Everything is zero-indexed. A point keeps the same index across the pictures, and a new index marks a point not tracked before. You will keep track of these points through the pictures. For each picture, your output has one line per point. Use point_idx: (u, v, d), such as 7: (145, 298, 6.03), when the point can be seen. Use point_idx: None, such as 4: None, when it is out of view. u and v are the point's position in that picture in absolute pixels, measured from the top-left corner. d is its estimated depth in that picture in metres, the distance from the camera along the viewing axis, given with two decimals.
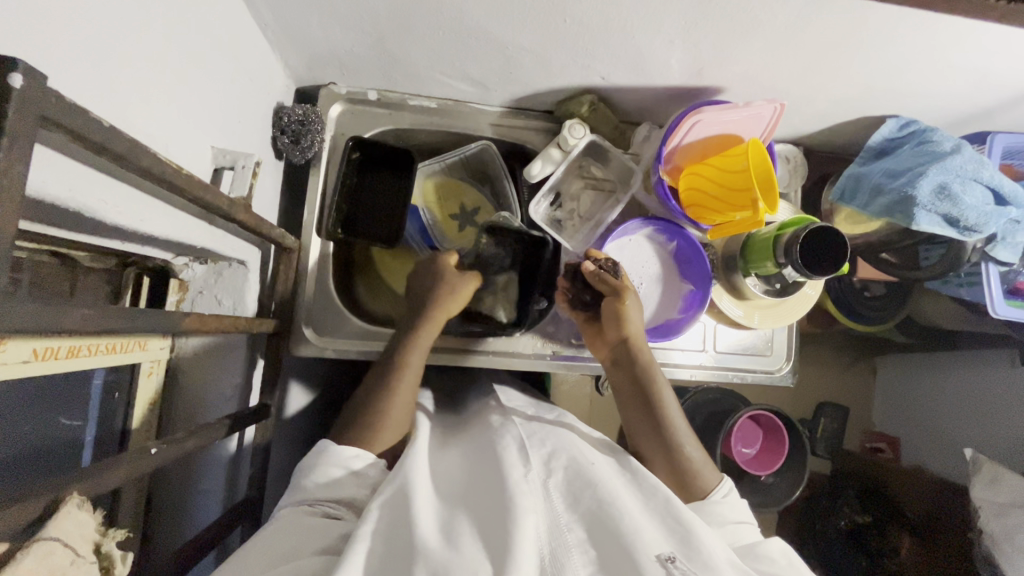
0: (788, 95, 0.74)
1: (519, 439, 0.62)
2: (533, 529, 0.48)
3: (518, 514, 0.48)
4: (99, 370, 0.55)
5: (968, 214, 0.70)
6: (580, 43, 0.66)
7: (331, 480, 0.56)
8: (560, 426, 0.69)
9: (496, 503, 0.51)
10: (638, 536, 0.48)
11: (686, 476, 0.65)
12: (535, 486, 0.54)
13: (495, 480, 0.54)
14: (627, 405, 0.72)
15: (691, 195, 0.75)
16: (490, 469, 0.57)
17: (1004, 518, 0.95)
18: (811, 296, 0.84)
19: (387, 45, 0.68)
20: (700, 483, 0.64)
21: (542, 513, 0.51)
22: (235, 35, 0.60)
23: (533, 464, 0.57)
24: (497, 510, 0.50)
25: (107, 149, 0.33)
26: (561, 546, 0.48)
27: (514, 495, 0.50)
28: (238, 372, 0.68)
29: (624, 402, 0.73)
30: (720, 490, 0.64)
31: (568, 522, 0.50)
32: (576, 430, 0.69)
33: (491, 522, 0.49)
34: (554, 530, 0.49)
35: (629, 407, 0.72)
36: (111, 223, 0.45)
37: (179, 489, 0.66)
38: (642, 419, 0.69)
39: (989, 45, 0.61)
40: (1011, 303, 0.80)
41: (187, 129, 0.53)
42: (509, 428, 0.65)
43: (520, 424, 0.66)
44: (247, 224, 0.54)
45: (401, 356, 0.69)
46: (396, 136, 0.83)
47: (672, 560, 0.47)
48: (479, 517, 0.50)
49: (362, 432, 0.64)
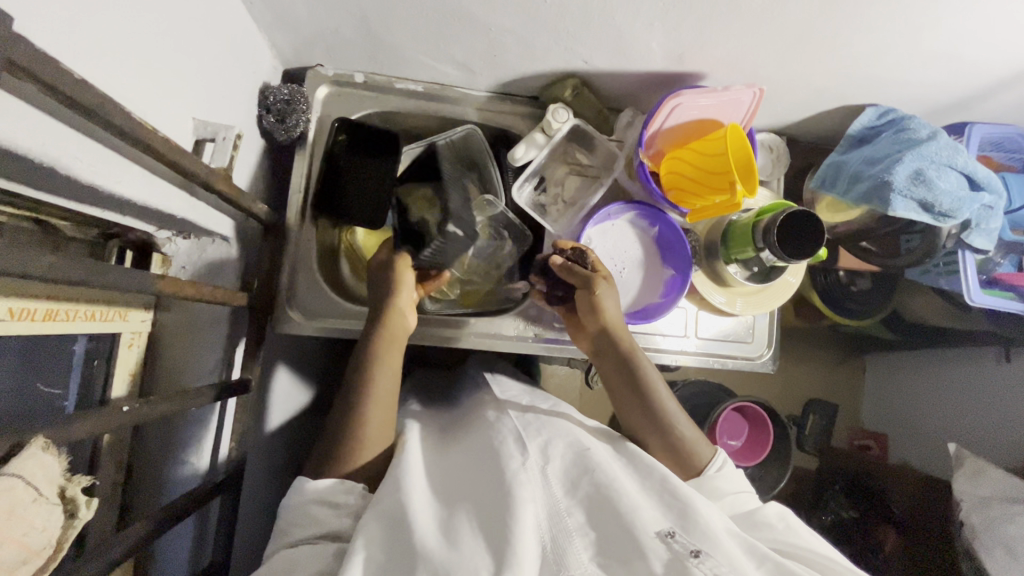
0: (768, 82, 0.75)
1: (515, 429, 0.62)
2: (532, 519, 0.49)
3: (515, 506, 0.49)
4: (80, 337, 0.56)
5: (942, 200, 0.72)
6: (562, 26, 0.66)
7: (308, 516, 0.55)
8: (558, 416, 0.69)
9: (495, 494, 0.52)
10: (637, 514, 0.50)
11: (681, 453, 0.65)
12: (533, 474, 0.54)
13: (492, 472, 0.55)
14: (616, 392, 0.71)
15: (672, 179, 0.76)
16: (488, 460, 0.58)
17: (985, 510, 0.95)
18: (793, 284, 0.85)
19: (372, 26, 0.68)
20: (695, 459, 0.65)
21: (540, 502, 0.52)
22: (220, 10, 0.60)
23: (531, 453, 0.57)
24: (496, 501, 0.51)
25: (77, 102, 0.34)
26: (561, 532, 0.49)
27: (512, 487, 0.51)
28: (218, 344, 0.68)
29: (612, 389, 0.72)
30: (714, 464, 0.64)
31: (567, 508, 0.52)
32: (573, 420, 0.69)
33: (492, 512, 0.50)
34: (554, 516, 0.51)
35: (616, 393, 0.71)
36: (88, 184, 0.46)
37: (159, 460, 0.66)
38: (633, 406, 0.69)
39: (962, 32, 0.62)
40: (988, 292, 0.81)
41: (169, 99, 0.53)
42: (504, 419, 0.65)
43: (515, 414, 0.66)
44: (227, 195, 0.55)
45: (368, 376, 0.65)
46: (383, 119, 0.84)
47: (672, 534, 0.49)
48: (480, 509, 0.51)
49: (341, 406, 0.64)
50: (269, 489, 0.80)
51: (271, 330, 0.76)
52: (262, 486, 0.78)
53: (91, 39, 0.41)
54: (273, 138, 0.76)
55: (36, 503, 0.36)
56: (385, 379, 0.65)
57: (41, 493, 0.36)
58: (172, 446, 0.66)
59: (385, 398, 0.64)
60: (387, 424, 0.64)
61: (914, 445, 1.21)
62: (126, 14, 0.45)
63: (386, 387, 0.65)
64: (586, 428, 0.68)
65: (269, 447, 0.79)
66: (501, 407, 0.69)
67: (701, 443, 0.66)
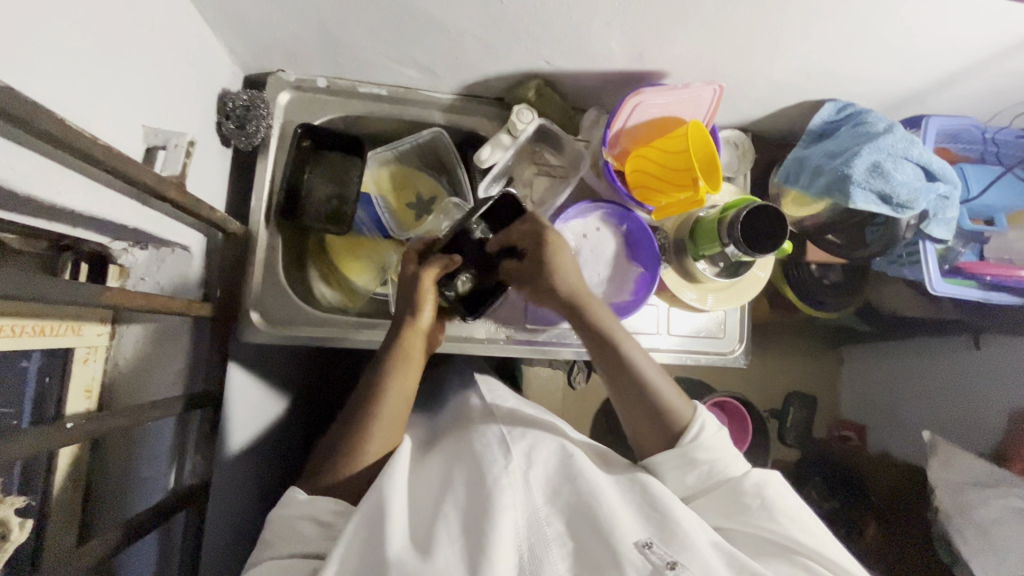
0: (729, 78, 0.75)
1: (498, 431, 0.61)
2: (509, 527, 0.49)
3: (493, 515, 0.48)
4: (32, 353, 0.55)
5: (899, 191, 0.73)
6: (522, 27, 0.66)
7: (294, 531, 0.51)
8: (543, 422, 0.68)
9: (473, 502, 0.51)
10: (616, 524, 0.50)
11: (666, 418, 0.63)
12: (515, 479, 0.54)
13: (472, 476, 0.54)
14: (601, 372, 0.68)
15: (637, 177, 0.76)
16: (470, 461, 0.57)
17: (957, 495, 0.96)
18: (762, 278, 0.86)
19: (331, 30, 0.68)
20: (680, 423, 0.63)
21: (520, 509, 0.51)
22: (171, 15, 0.59)
23: (514, 456, 0.57)
24: (473, 509, 0.50)
25: (4, 111, 0.33)
26: (539, 541, 0.49)
27: (491, 493, 0.51)
28: (178, 358, 0.66)
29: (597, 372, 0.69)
30: (696, 427, 0.62)
31: (546, 514, 0.51)
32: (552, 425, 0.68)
33: (469, 519, 0.49)
34: (533, 525, 0.50)
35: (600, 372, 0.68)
36: (26, 194, 0.44)
37: (118, 477, 0.64)
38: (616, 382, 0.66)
39: (912, 26, 0.63)
40: (950, 281, 0.83)
41: (117, 107, 0.52)
42: (489, 421, 0.64)
43: (501, 419, 0.65)
44: (180, 203, 0.53)
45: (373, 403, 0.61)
46: (347, 124, 0.83)
47: (649, 545, 0.49)
48: (461, 517, 0.50)
49: (348, 411, 0.63)
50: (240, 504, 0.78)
51: (237, 340, 0.75)
52: (235, 499, 0.76)
53: (27, 46, 0.40)
54: (234, 145, 0.75)
55: None
56: (397, 387, 0.63)
57: None
58: (133, 461, 0.65)
59: (394, 409, 0.62)
60: (393, 433, 0.62)
61: (892, 435, 1.22)
62: (65, 21, 0.44)
63: (394, 416, 0.62)
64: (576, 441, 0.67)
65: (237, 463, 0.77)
66: (486, 414, 0.68)
67: (679, 402, 0.64)
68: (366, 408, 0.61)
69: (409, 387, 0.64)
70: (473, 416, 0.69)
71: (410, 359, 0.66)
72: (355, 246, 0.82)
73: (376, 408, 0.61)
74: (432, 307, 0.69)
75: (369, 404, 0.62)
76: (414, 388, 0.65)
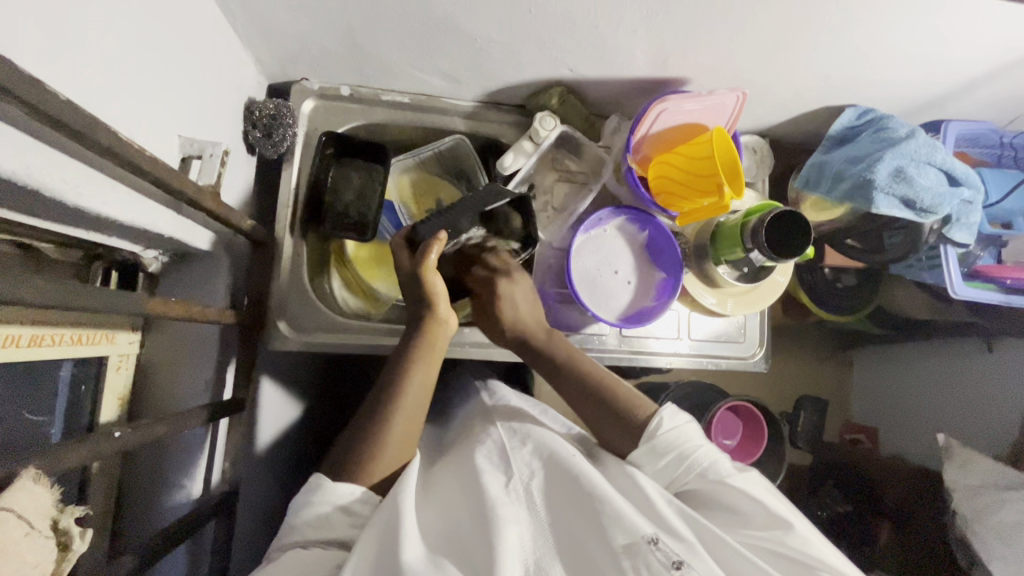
0: (751, 85, 0.76)
1: (499, 441, 0.61)
2: (515, 540, 0.48)
3: (498, 527, 0.48)
4: (66, 362, 0.54)
5: (923, 196, 0.74)
6: (547, 35, 0.67)
7: (323, 517, 0.52)
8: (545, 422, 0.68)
9: (477, 513, 0.51)
10: (618, 526, 0.49)
11: (625, 410, 0.64)
12: (518, 493, 0.54)
13: (474, 488, 0.54)
14: (558, 380, 0.71)
15: (660, 183, 0.77)
16: (472, 473, 0.57)
17: (976, 499, 0.95)
18: (782, 283, 0.86)
19: (357, 38, 0.68)
20: (640, 418, 0.63)
21: (524, 524, 0.51)
22: (203, 25, 0.60)
23: (516, 469, 0.57)
24: (477, 520, 0.50)
25: (62, 123, 0.33)
26: (545, 553, 0.49)
27: (495, 505, 0.51)
28: (209, 367, 0.67)
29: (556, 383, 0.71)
30: (656, 419, 0.61)
31: (551, 528, 0.51)
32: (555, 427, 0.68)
33: (472, 534, 0.49)
34: (538, 539, 0.50)
35: (560, 383, 0.70)
36: (73, 205, 0.45)
37: (148, 480, 0.65)
38: (573, 388, 0.69)
39: (936, 33, 0.63)
40: (971, 285, 0.83)
41: (154, 117, 0.53)
42: (490, 431, 0.64)
43: (501, 425, 0.65)
44: (215, 211, 0.54)
45: (390, 409, 0.60)
46: (370, 131, 0.83)
47: (656, 542, 0.48)
48: (463, 536, 0.50)
49: (363, 407, 0.62)
50: (259, 512, 0.77)
51: (263, 347, 0.75)
52: (257, 506, 0.76)
53: (74, 60, 0.40)
54: (259, 153, 0.76)
55: (29, 538, 0.36)
56: (420, 378, 0.63)
57: (31, 526, 0.35)
58: (164, 467, 0.65)
59: (417, 402, 0.62)
60: (413, 433, 0.61)
61: (905, 438, 1.21)
62: (109, 36, 0.44)
63: (417, 405, 0.62)
64: (574, 435, 0.68)
65: (258, 473, 0.76)
66: (488, 420, 0.68)
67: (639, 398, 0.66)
68: (390, 400, 0.61)
69: (431, 376, 0.65)
70: (476, 425, 0.69)
71: (435, 353, 0.66)
72: (378, 254, 0.82)
73: (394, 410, 0.60)
74: (440, 279, 0.68)
75: (390, 399, 0.61)
76: (436, 377, 0.66)
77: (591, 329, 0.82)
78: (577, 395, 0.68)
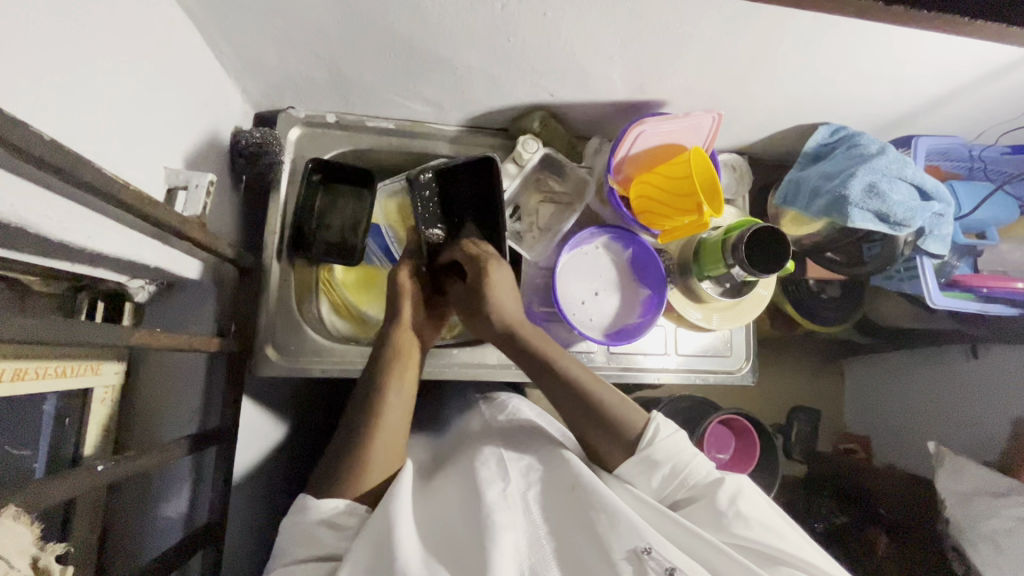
0: (727, 105, 0.78)
1: (498, 451, 0.61)
2: (511, 546, 0.48)
3: (494, 533, 0.48)
4: (51, 396, 0.54)
5: (896, 210, 0.76)
6: (526, 64, 0.69)
7: (309, 535, 0.51)
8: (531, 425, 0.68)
9: (471, 521, 0.51)
10: (609, 531, 0.49)
11: (615, 426, 0.61)
12: (513, 500, 0.54)
13: (468, 498, 0.54)
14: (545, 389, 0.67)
15: (641, 202, 0.79)
16: (469, 482, 0.56)
17: (968, 506, 0.95)
18: (765, 296, 0.87)
19: (341, 68, 0.70)
20: (634, 427, 0.60)
21: (520, 529, 0.51)
22: (188, 58, 0.61)
23: (512, 478, 0.56)
24: (473, 528, 0.50)
25: (46, 161, 0.34)
26: (541, 560, 0.49)
27: (490, 512, 0.50)
28: (196, 396, 0.67)
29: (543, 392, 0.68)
30: (651, 427, 0.60)
31: (546, 535, 0.51)
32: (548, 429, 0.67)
33: (466, 540, 0.49)
34: (534, 545, 0.50)
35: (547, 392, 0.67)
36: (59, 240, 0.45)
37: (132, 514, 0.65)
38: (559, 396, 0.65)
39: (899, 56, 0.66)
40: (948, 295, 0.85)
41: (140, 150, 0.53)
42: (485, 444, 0.63)
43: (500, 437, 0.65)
44: (201, 241, 0.54)
45: (371, 434, 0.59)
46: (356, 157, 0.85)
47: (648, 551, 0.48)
48: (457, 543, 0.50)
49: (349, 421, 0.61)
50: (249, 546, 0.76)
51: (251, 375, 0.75)
52: (245, 536, 0.75)
53: (55, 102, 0.41)
54: (246, 180, 0.77)
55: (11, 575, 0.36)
56: (399, 387, 0.64)
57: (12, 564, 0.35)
58: (151, 497, 0.65)
59: (398, 419, 0.62)
60: (393, 458, 0.60)
61: (896, 447, 1.21)
62: (92, 73, 0.45)
63: (396, 415, 0.62)
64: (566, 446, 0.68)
65: (247, 501, 0.74)
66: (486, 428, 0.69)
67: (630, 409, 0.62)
68: (369, 424, 0.60)
69: (407, 384, 0.65)
70: (473, 436, 0.69)
71: (404, 357, 0.67)
72: (365, 278, 0.83)
73: (375, 431, 0.59)
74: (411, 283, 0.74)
75: (372, 415, 0.61)
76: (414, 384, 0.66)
77: (579, 347, 0.83)
78: (562, 401, 0.65)
